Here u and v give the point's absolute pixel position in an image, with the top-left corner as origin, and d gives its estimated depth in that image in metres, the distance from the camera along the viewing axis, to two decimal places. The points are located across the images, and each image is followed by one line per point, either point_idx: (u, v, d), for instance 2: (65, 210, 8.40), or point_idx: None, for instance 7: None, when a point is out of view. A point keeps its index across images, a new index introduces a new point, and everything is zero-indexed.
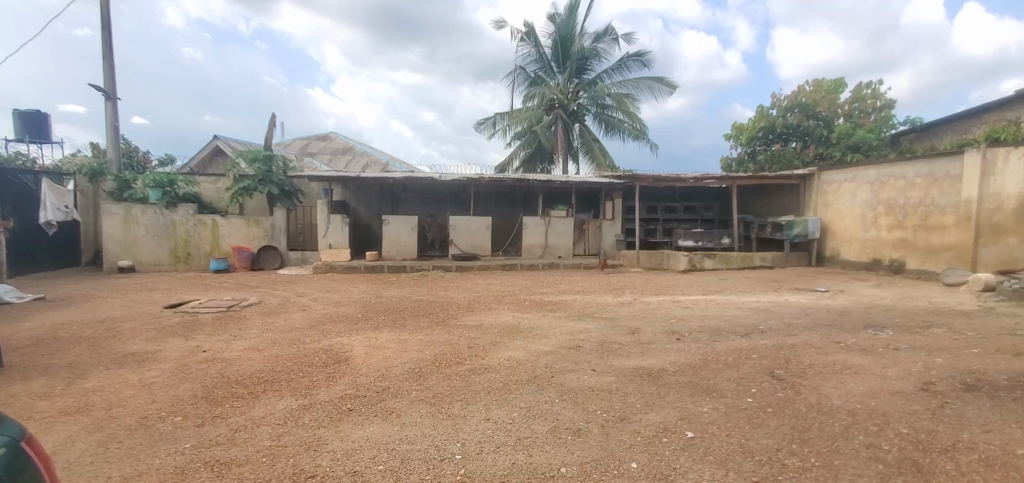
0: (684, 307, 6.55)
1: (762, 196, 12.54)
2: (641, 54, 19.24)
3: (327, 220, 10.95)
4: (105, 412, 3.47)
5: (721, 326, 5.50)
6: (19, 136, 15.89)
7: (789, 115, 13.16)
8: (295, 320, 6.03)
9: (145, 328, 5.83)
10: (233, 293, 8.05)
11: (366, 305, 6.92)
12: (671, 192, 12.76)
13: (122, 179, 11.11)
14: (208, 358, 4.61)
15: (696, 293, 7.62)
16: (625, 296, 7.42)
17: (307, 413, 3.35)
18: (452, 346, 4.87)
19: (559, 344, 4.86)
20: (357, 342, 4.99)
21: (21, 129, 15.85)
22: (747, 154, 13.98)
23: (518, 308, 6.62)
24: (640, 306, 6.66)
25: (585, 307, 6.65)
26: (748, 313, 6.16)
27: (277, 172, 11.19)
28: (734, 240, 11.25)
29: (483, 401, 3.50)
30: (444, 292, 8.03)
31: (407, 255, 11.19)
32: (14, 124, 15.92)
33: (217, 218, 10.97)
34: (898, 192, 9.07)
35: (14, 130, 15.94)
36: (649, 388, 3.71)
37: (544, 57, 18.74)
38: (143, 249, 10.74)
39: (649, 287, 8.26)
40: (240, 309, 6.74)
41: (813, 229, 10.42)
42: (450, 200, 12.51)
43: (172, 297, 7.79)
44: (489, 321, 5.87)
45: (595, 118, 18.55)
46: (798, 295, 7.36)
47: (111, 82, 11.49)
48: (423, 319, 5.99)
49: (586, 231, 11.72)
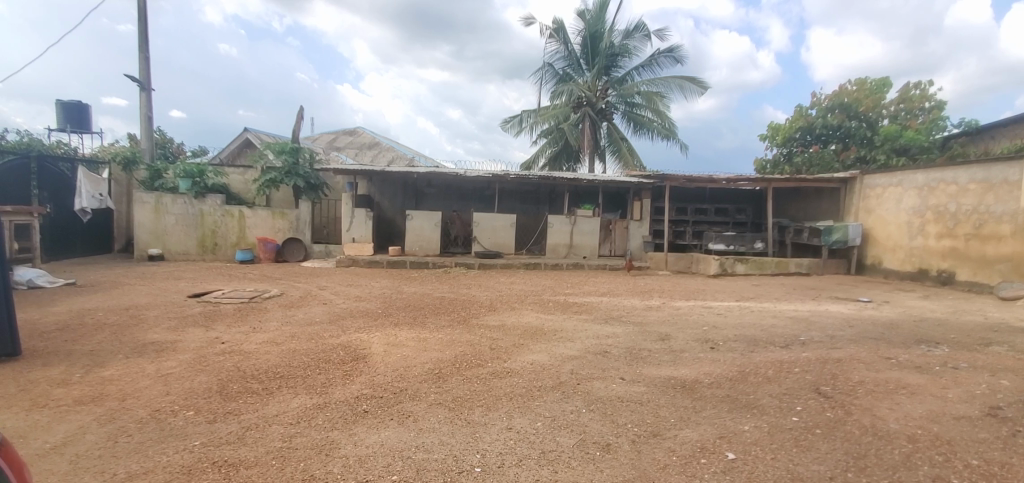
0: (717, 314, 6.23)
1: (799, 199, 12.01)
2: (673, 50, 18.74)
3: (351, 214, 10.93)
4: (118, 403, 3.39)
5: (758, 335, 5.18)
6: (61, 126, 16.41)
7: (829, 115, 12.62)
8: (315, 314, 5.95)
9: (167, 317, 5.81)
10: (256, 284, 8.05)
11: (387, 301, 6.79)
12: (702, 193, 12.33)
13: (153, 168, 11.26)
14: (227, 350, 4.53)
15: (728, 299, 7.27)
16: (653, 300, 7.12)
17: (321, 413, 3.21)
18: (474, 346, 4.70)
19: (585, 349, 4.62)
20: (376, 339, 4.85)
21: (63, 120, 16.37)
22: (783, 156, 13.49)
23: (542, 309, 6.40)
24: (670, 311, 6.37)
25: (612, 310, 6.39)
26: (786, 323, 5.81)
27: (303, 165, 11.21)
28: (768, 245, 10.78)
29: (505, 408, 3.30)
30: (467, 290, 7.85)
31: (430, 251, 11.09)
32: (57, 114, 16.45)
33: (244, 209, 11.04)
34: (949, 198, 8.52)
35: (56, 120, 16.48)
36: (683, 401, 3.45)
37: (573, 53, 18.41)
38: (172, 238, 10.89)
39: (679, 291, 7.95)
40: (261, 300, 6.70)
41: (853, 236, 9.90)
42: (475, 196, 12.31)
43: (196, 286, 7.82)
44: (513, 321, 5.67)
45: (624, 116, 18.19)
46: (839, 305, 6.95)
47: (145, 72, 11.68)
48: (445, 317, 5.83)
49: (612, 231, 11.41)
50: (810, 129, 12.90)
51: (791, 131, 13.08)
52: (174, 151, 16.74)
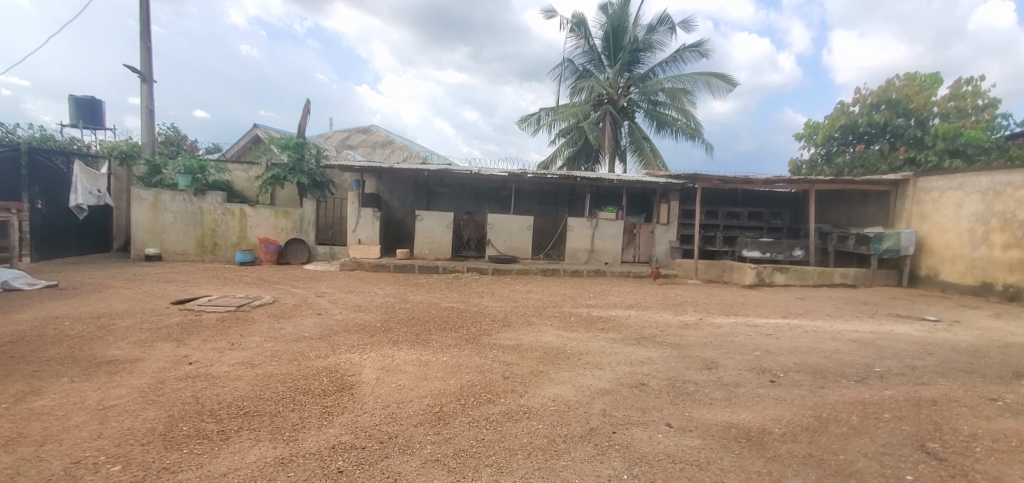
0: (767, 335, 5.36)
1: (841, 203, 11.02)
2: (699, 44, 17.87)
3: (357, 213, 10.27)
4: (34, 449, 2.72)
5: (824, 366, 4.32)
6: (73, 121, 16.07)
7: (874, 112, 11.61)
8: (305, 327, 5.23)
9: (139, 329, 5.17)
10: (250, 289, 7.41)
11: (389, 312, 6.06)
12: (734, 195, 11.43)
13: (151, 163, 10.72)
14: (191, 373, 3.87)
15: (774, 315, 6.38)
16: (690, 316, 6.27)
17: (281, 472, 2.47)
18: (483, 374, 3.92)
19: (618, 380, 3.82)
20: (369, 362, 4.11)
21: (75, 115, 16.05)
22: (822, 156, 12.55)
23: (562, 325, 5.59)
24: (710, 330, 5.51)
25: (644, 328, 5.56)
26: (851, 350, 4.92)
27: (308, 161, 10.59)
28: (808, 253, 9.84)
29: (521, 469, 2.53)
30: (477, 299, 7.10)
31: (441, 255, 10.37)
32: (69, 110, 16.12)
33: (245, 207, 10.43)
34: (1017, 204, 7.52)
35: (69, 116, 16.15)
36: (753, 463, 2.64)
37: (594, 49, 17.58)
38: (170, 237, 10.35)
39: (716, 304, 7.08)
40: (249, 309, 6.03)
41: (906, 244, 8.92)
42: (489, 196, 11.53)
43: (185, 291, 7.18)
44: (529, 341, 4.87)
45: (646, 115, 17.36)
46: (906, 326, 6.02)
47: (147, 63, 11.17)
48: (451, 334, 5.06)
49: (637, 236, 10.58)
50: (852, 128, 11.90)
51: (832, 129, 12.08)
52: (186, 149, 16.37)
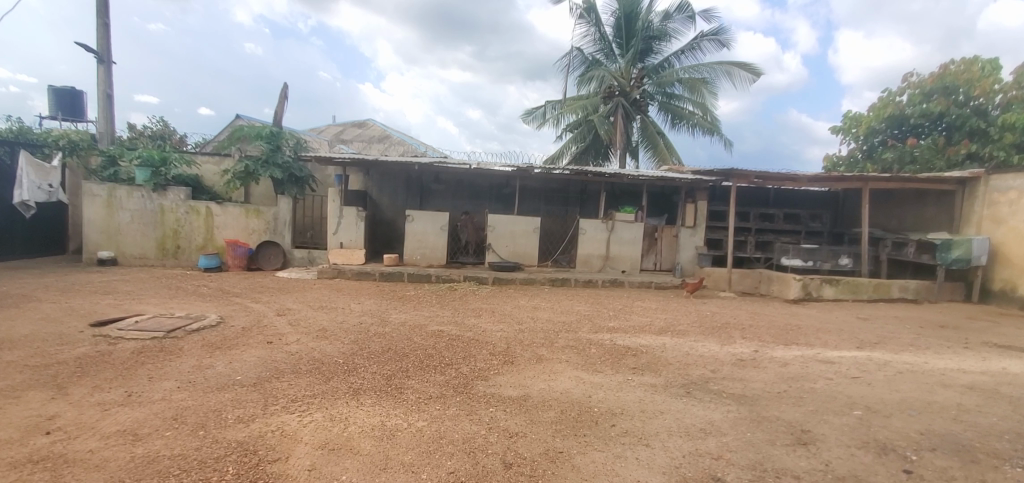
0: (855, 381, 4.03)
1: (892, 204, 9.65)
2: (718, 33, 16.55)
3: (339, 213, 9.00)
4: None
5: (967, 441, 3.03)
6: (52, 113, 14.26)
7: (927, 101, 10.27)
8: (243, 365, 3.94)
9: (22, 367, 3.89)
10: (200, 304, 6.12)
11: (360, 339, 4.75)
12: (767, 195, 10.10)
13: (107, 154, 9.47)
14: (37, 457, 2.58)
15: (847, 347, 5.06)
16: (742, 347, 4.94)
17: None
18: (474, 458, 2.59)
19: (676, 472, 2.52)
20: (308, 434, 2.80)
21: (53, 106, 14.18)
22: (864, 151, 11.26)
23: (582, 362, 4.27)
24: (777, 372, 4.17)
25: (688, 366, 4.26)
26: (980, 406, 3.60)
27: (284, 152, 9.35)
28: (858, 262, 8.51)
29: None
30: (473, 319, 5.78)
31: (434, 261, 9.09)
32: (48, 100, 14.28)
33: (212, 205, 9.19)
34: None
35: (49, 107, 14.29)
36: None
37: (605, 37, 16.22)
38: (127, 239, 9.10)
39: (767, 329, 5.76)
40: (182, 336, 4.73)
41: (978, 253, 7.58)
42: (490, 194, 10.20)
43: (119, 308, 5.89)
44: (539, 391, 3.56)
45: (660, 108, 16.03)
46: (1021, 364, 4.68)
47: (104, 41, 9.98)
48: (435, 377, 3.76)
49: (659, 240, 9.28)
50: (901, 119, 10.56)
51: (878, 120, 10.73)
52: (175, 142, 15.27)
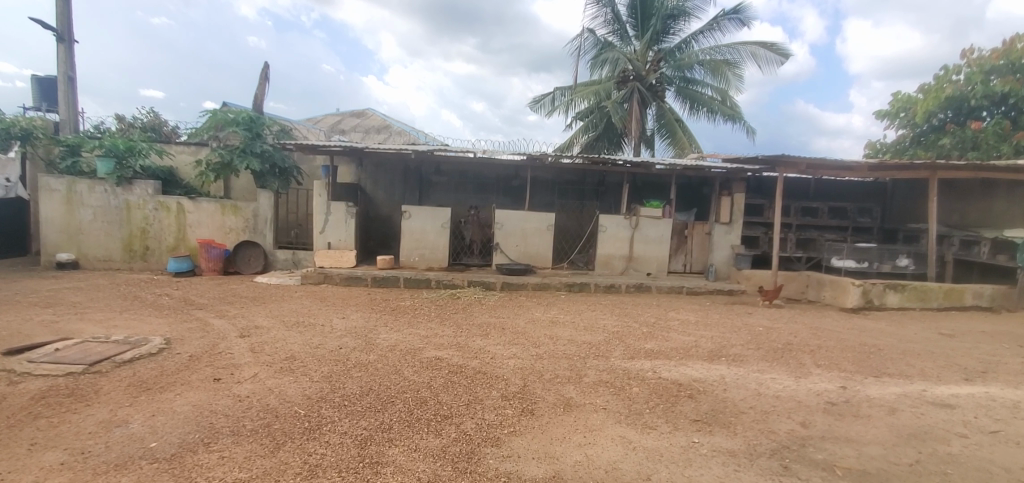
0: (1000, 441, 2.96)
1: (953, 195, 8.49)
2: (740, 11, 15.32)
3: (327, 209, 7.96)
4: None
5: None
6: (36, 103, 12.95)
7: (990, 80, 9.10)
8: (169, 421, 2.90)
9: None
10: (151, 322, 5.08)
11: (337, 374, 3.70)
12: (808, 187, 8.96)
13: (65, 144, 8.43)
14: None
15: (958, 382, 3.96)
16: (823, 381, 3.86)
17: None
18: None
19: None
20: None
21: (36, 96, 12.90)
22: (917, 137, 10.13)
23: (626, 412, 3.19)
24: (890, 426, 3.10)
25: (768, 415, 3.18)
26: None
27: (263, 141, 8.30)
28: (920, 264, 7.40)
29: None
30: (478, 341, 4.72)
31: (434, 262, 8.05)
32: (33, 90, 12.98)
33: (184, 201, 8.16)
34: None
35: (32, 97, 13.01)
36: None
37: (619, 17, 14.96)
38: (89, 239, 8.09)
39: (843, 352, 4.66)
40: (109, 370, 3.69)
41: None
42: (497, 187, 9.09)
43: (52, 327, 4.84)
44: (574, 467, 2.49)
45: (678, 94, 14.81)
46: None
47: (64, 17, 8.92)
48: (429, 443, 2.69)
49: (688, 239, 8.20)
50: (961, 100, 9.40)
51: (936, 102, 9.54)
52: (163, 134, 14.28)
